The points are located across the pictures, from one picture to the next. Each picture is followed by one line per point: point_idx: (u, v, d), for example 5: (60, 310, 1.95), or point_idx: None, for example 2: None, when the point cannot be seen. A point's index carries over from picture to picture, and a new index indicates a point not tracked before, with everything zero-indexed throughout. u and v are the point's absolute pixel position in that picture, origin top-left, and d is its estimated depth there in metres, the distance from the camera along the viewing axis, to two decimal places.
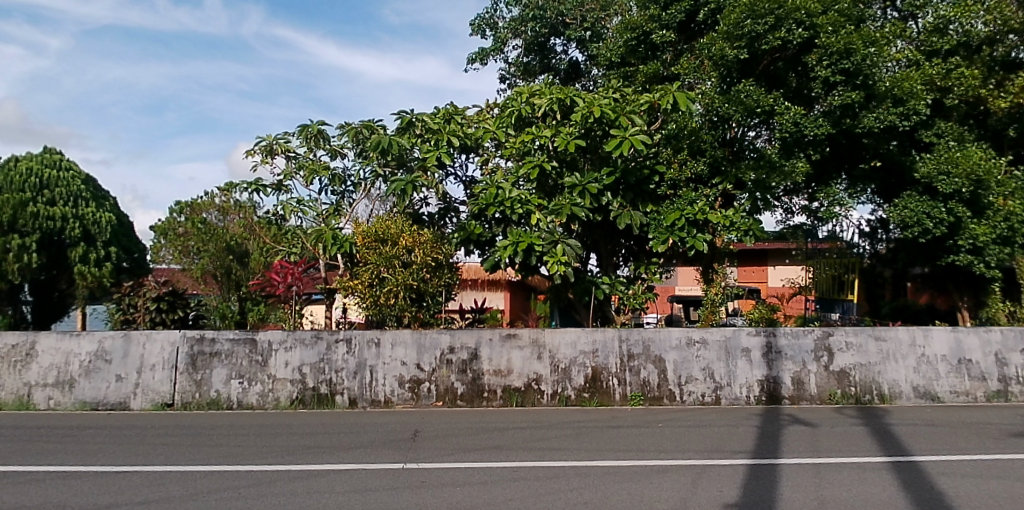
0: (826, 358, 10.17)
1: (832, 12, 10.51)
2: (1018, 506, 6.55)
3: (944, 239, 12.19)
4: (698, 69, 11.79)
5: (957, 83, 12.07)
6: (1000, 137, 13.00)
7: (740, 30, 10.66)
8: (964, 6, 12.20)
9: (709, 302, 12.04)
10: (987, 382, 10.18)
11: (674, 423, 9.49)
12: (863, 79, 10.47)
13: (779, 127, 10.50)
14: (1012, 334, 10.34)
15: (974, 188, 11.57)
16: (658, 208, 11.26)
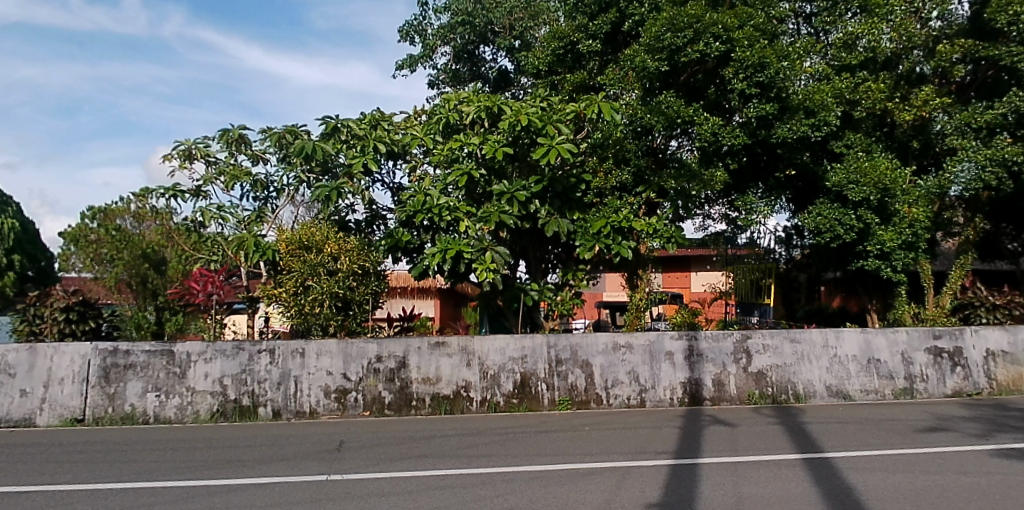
0: (745, 360, 10.54)
1: (748, 27, 10.89)
2: (918, 497, 6.94)
3: (855, 244, 12.88)
4: (622, 79, 12.05)
5: (864, 96, 12.78)
6: (906, 149, 14.02)
7: (661, 43, 10.90)
8: (869, 23, 12.89)
9: (633, 308, 12.27)
10: (894, 381, 10.74)
11: (600, 426, 9.65)
12: (776, 92, 11.01)
13: (698, 136, 10.91)
14: (917, 334, 10.96)
15: (882, 196, 12.21)
16: (585, 215, 11.40)
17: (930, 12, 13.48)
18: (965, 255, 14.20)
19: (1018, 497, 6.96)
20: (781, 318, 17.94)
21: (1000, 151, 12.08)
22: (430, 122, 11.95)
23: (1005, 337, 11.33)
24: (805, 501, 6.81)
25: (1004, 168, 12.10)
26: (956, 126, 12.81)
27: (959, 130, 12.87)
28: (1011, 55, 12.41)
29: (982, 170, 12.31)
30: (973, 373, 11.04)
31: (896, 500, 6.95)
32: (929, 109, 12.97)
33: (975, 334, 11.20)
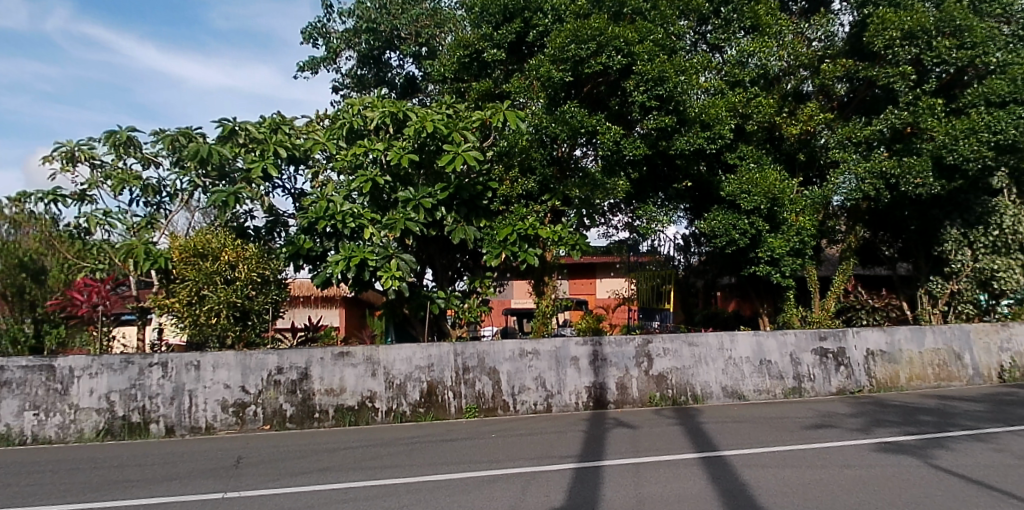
0: (646, 363, 10.92)
1: (648, 41, 11.19)
2: (803, 491, 7.30)
3: (747, 251, 13.63)
4: (528, 89, 12.30)
5: (756, 111, 13.29)
6: (793, 161, 15.05)
7: (565, 54, 11.17)
8: (761, 42, 13.57)
9: (540, 315, 12.55)
10: (784, 380, 11.37)
11: (506, 433, 9.77)
12: (674, 105, 11.35)
13: (600, 147, 11.18)
14: (804, 336, 11.66)
15: (771, 205, 12.94)
16: (491, 223, 11.78)
17: (814, 33, 14.56)
18: (846, 262, 15.86)
19: (892, 488, 7.44)
20: (680, 323, 18.62)
21: (878, 165, 13.34)
22: (333, 127, 11.87)
23: (882, 337, 12.24)
24: (700, 498, 7.05)
25: (880, 181, 13.34)
26: (838, 140, 14.08)
27: (841, 144, 14.13)
28: (886, 76, 13.52)
29: (862, 181, 13.53)
30: (855, 371, 11.82)
31: (783, 494, 7.30)
32: (814, 124, 13.95)
33: (855, 335, 12.02)
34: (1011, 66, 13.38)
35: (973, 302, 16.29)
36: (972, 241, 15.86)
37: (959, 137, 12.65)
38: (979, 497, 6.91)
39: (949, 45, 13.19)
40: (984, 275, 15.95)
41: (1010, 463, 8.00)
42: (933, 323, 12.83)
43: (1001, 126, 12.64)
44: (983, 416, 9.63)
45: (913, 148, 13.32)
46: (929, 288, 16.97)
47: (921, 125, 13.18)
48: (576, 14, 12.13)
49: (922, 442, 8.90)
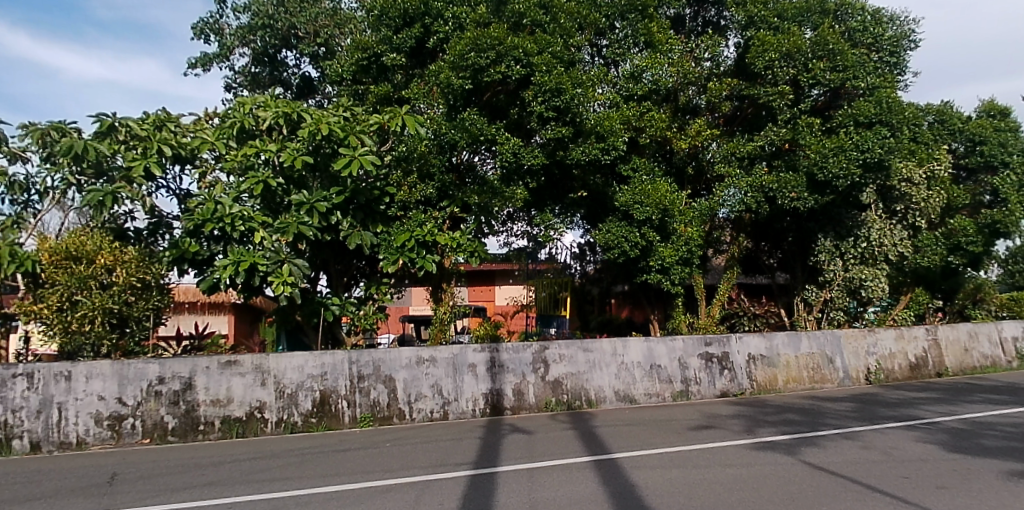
0: (543, 368, 11.45)
1: (546, 53, 11.47)
2: (688, 491, 7.57)
3: (639, 260, 14.18)
4: (427, 94, 12.38)
5: (648, 125, 13.91)
6: (683, 174, 15.71)
7: (464, 62, 11.22)
8: (653, 58, 13.98)
9: (437, 322, 13.04)
10: (673, 384, 12.25)
11: (400, 442, 9.79)
12: (571, 116, 11.73)
13: (501, 155, 11.45)
14: (691, 341, 12.63)
15: (662, 216, 13.44)
16: (389, 229, 11.85)
17: (703, 53, 15.06)
18: (732, 270, 17.02)
19: (769, 485, 7.82)
20: (576, 330, 19.94)
21: (759, 179, 14.47)
22: (223, 125, 11.58)
23: (762, 343, 13.41)
24: (591, 500, 7.15)
25: (761, 194, 14.51)
26: (723, 154, 14.95)
27: (726, 158, 15.01)
28: (767, 95, 14.47)
29: (744, 194, 14.69)
30: (737, 375, 12.90)
31: (670, 494, 7.53)
32: (702, 139, 14.69)
33: (739, 341, 13.14)
34: (877, 90, 14.83)
35: (843, 309, 18.16)
36: (842, 252, 17.53)
37: (828, 154, 13.84)
38: (845, 492, 7.37)
39: (824, 67, 14.30)
40: (853, 284, 17.76)
41: (872, 459, 8.61)
42: (809, 330, 14.13)
43: (868, 146, 13.85)
44: (849, 415, 10.37)
45: (793, 164, 14.51)
46: (806, 296, 18.85)
47: (799, 141, 14.33)
48: (475, 21, 12.20)
49: (796, 441, 9.43)
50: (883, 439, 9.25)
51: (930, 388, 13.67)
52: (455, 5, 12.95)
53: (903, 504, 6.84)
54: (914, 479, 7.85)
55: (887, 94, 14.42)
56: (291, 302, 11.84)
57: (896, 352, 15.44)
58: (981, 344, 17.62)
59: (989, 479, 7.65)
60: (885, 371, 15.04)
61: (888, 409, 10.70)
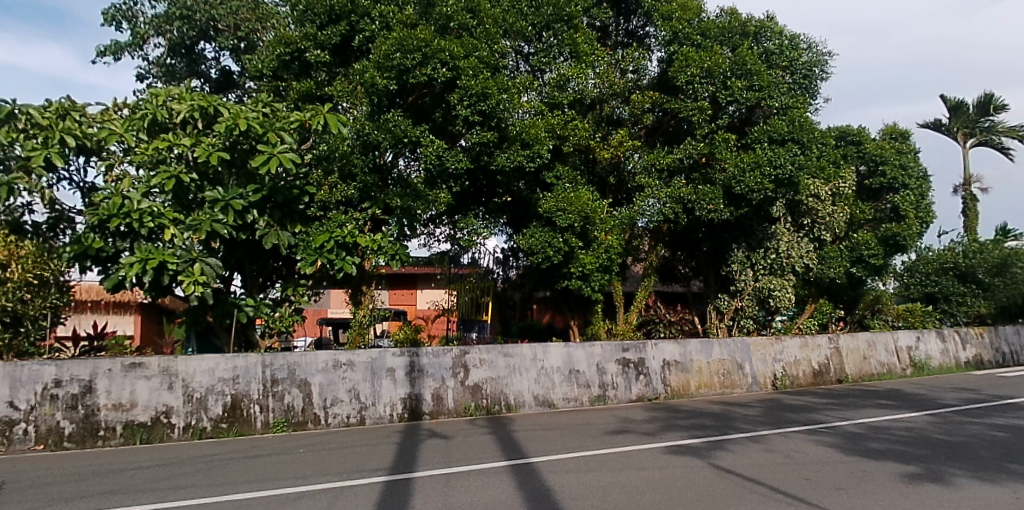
0: (462, 373, 11.69)
1: (472, 58, 11.76)
2: (602, 495, 7.64)
3: (562, 266, 14.60)
4: (351, 93, 12.39)
5: (572, 134, 14.22)
6: (605, 184, 16.14)
7: (390, 62, 11.34)
8: (578, 68, 14.28)
9: (356, 324, 13.25)
10: (590, 389, 12.77)
11: (314, 447, 9.60)
12: (496, 121, 12.14)
13: (423, 157, 11.69)
14: (609, 347, 13.21)
15: (584, 224, 13.88)
16: (307, 229, 11.97)
17: (628, 64, 15.53)
18: (648, 278, 17.78)
19: (679, 488, 8.00)
20: (497, 334, 20.29)
21: (678, 191, 14.87)
22: (133, 117, 11.53)
23: (676, 350, 14.18)
24: (506, 504, 7.12)
25: (678, 205, 14.90)
26: (644, 165, 15.31)
27: (646, 169, 15.40)
28: (687, 110, 14.95)
29: (663, 205, 15.03)
30: (653, 380, 13.56)
31: (584, 497, 7.59)
32: (623, 150, 15.11)
33: (655, 347, 13.83)
34: (790, 110, 15.71)
35: (752, 317, 19.14)
36: (753, 262, 18.46)
37: (746, 169, 14.55)
38: (750, 493, 7.62)
39: (740, 86, 14.91)
40: (762, 293, 18.74)
41: (776, 461, 8.94)
42: (720, 338, 14.98)
43: (781, 162, 14.71)
44: (756, 420, 10.78)
45: (709, 178, 15.13)
46: (718, 304, 19.58)
47: (716, 156, 14.99)
48: (402, 22, 12.17)
49: (705, 444, 9.72)
50: (787, 443, 9.64)
51: (830, 394, 14.46)
52: (383, 4, 12.89)
53: (804, 505, 7.12)
54: (815, 480, 8.20)
55: (800, 114, 15.33)
56: (203, 303, 11.91)
57: (801, 359, 16.33)
58: (878, 352, 18.63)
59: (881, 480, 8.09)
60: (790, 378, 15.95)
61: (792, 414, 11.19)
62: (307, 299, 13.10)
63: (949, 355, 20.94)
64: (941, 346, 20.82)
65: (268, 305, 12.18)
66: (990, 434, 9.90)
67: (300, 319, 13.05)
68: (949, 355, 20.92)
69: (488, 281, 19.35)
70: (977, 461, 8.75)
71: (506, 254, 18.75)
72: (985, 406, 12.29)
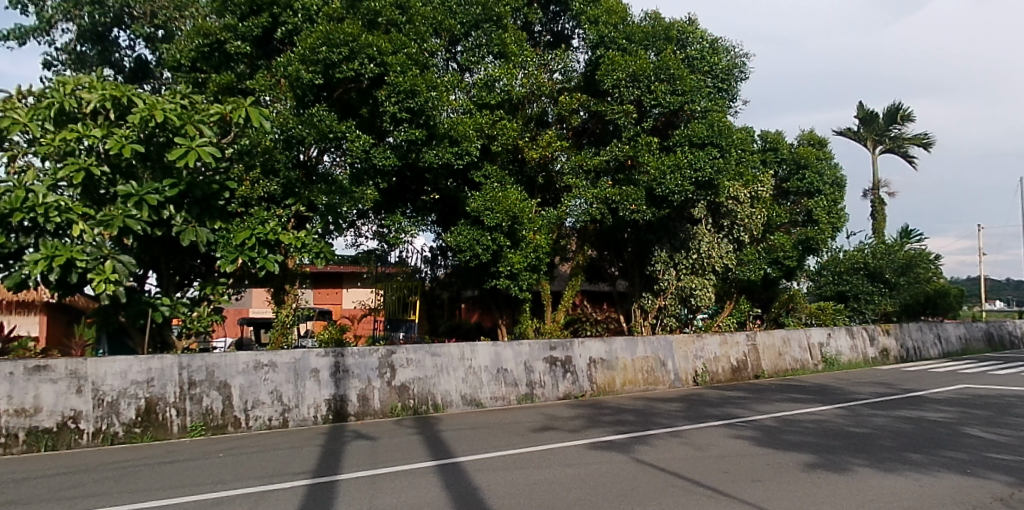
0: (389, 373, 11.62)
1: (400, 54, 12.16)
2: (529, 492, 7.65)
3: (490, 265, 14.86)
4: (274, 87, 12.64)
5: (500, 133, 14.29)
6: (533, 183, 16.32)
7: (316, 56, 11.76)
8: (505, 68, 14.32)
9: (279, 325, 13.41)
10: (518, 388, 12.93)
11: (234, 452, 9.29)
12: (424, 119, 12.60)
13: (350, 152, 12.31)
14: (536, 346, 13.45)
15: (511, 223, 14.18)
16: (227, 225, 11.82)
17: (557, 66, 15.84)
18: (576, 277, 18.18)
19: (604, 483, 8.10)
20: (425, 333, 20.38)
21: (604, 192, 15.17)
22: (37, 105, 10.93)
23: (603, 347, 14.55)
24: (433, 505, 7.03)
25: (604, 206, 15.22)
26: (571, 167, 15.55)
27: (574, 170, 15.61)
28: (614, 112, 15.28)
29: (590, 206, 15.35)
30: (579, 378, 13.86)
31: (511, 495, 7.58)
32: (552, 150, 15.34)
33: (581, 346, 14.15)
34: (710, 114, 16.11)
35: (675, 315, 19.74)
36: (675, 262, 19.07)
37: (666, 172, 15.09)
38: (672, 487, 7.79)
39: (664, 90, 15.33)
40: (684, 293, 19.37)
41: (695, 455, 9.19)
42: (644, 336, 15.45)
43: (700, 165, 15.44)
44: (677, 415, 11.08)
45: (633, 179, 15.37)
46: (642, 303, 20.15)
47: (639, 159, 15.19)
48: (328, 15, 12.57)
49: (629, 440, 9.92)
50: (706, 437, 9.93)
51: (746, 388, 15.04)
52: None
53: (723, 497, 7.33)
54: (732, 473, 8.47)
55: (719, 118, 15.83)
56: (116, 301, 11.54)
57: (720, 355, 16.95)
58: (792, 348, 19.44)
59: (794, 471, 8.42)
60: (710, 374, 16.53)
61: (712, 409, 11.55)
62: (226, 298, 12.94)
63: (858, 351, 22.03)
64: (850, 342, 21.88)
65: (186, 304, 11.91)
66: (895, 425, 10.48)
67: (219, 318, 12.81)
68: (858, 351, 22.01)
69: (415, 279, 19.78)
70: (881, 451, 9.23)
71: (435, 252, 18.98)
72: (889, 399, 13.02)
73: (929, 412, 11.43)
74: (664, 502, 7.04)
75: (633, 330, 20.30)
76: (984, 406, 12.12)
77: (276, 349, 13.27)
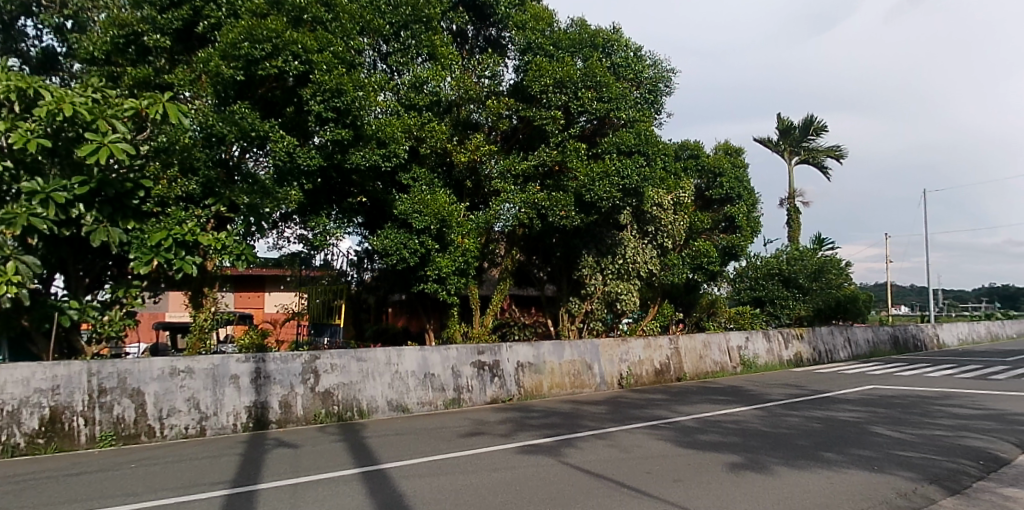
0: (313, 379, 11.40)
1: (326, 52, 12.38)
2: (455, 497, 7.56)
3: (419, 269, 15.38)
4: (194, 83, 12.81)
5: (429, 136, 14.54)
6: (462, 187, 16.51)
7: (237, 51, 11.77)
8: (434, 70, 14.49)
9: (197, 330, 13.42)
10: (445, 392, 12.93)
11: (147, 462, 8.87)
12: (350, 119, 12.91)
13: (274, 153, 12.23)
14: (463, 351, 13.55)
15: (440, 226, 14.68)
16: (142, 226, 11.48)
17: (484, 70, 15.88)
18: (504, 282, 18.30)
19: (529, 486, 8.12)
20: (350, 338, 21.33)
21: (532, 197, 15.57)
22: None
23: (530, 352, 14.78)
24: None
25: (534, 210, 15.57)
26: (500, 170, 15.71)
27: (503, 174, 15.73)
28: (541, 118, 15.52)
29: (519, 210, 15.56)
30: (506, 382, 14.00)
31: (436, 500, 7.48)
32: (480, 154, 15.46)
33: (509, 349, 14.36)
34: (636, 123, 16.62)
35: (601, 319, 20.32)
36: (602, 267, 19.41)
37: (595, 179, 15.38)
38: (595, 489, 7.88)
39: (591, 97, 15.56)
40: (611, 297, 19.79)
41: (620, 456, 9.33)
42: (571, 340, 15.77)
43: (627, 173, 15.76)
44: (603, 417, 11.25)
45: (561, 185, 15.79)
46: (570, 307, 20.71)
47: (567, 164, 15.62)
48: (251, 10, 12.39)
49: (555, 442, 9.99)
50: (629, 438, 10.12)
51: (669, 391, 15.44)
52: None
53: (645, 497, 7.46)
54: (654, 474, 8.64)
55: (645, 127, 16.40)
56: (16, 305, 10.92)
57: (644, 359, 17.41)
58: (711, 351, 20.06)
59: (714, 470, 8.66)
60: (635, 377, 16.98)
61: (636, 411, 11.82)
62: (139, 301, 12.58)
63: (775, 353, 22.95)
64: (766, 345, 22.69)
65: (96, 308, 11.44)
66: (806, 425, 10.94)
67: (132, 321, 12.46)
68: (774, 354, 22.86)
69: (341, 282, 21.00)
70: (795, 450, 9.60)
71: (361, 255, 19.36)
72: (804, 399, 13.57)
73: (840, 412, 11.96)
74: (588, 504, 7.09)
75: (561, 334, 20.83)
76: (889, 406, 12.81)
77: (192, 355, 13.28)
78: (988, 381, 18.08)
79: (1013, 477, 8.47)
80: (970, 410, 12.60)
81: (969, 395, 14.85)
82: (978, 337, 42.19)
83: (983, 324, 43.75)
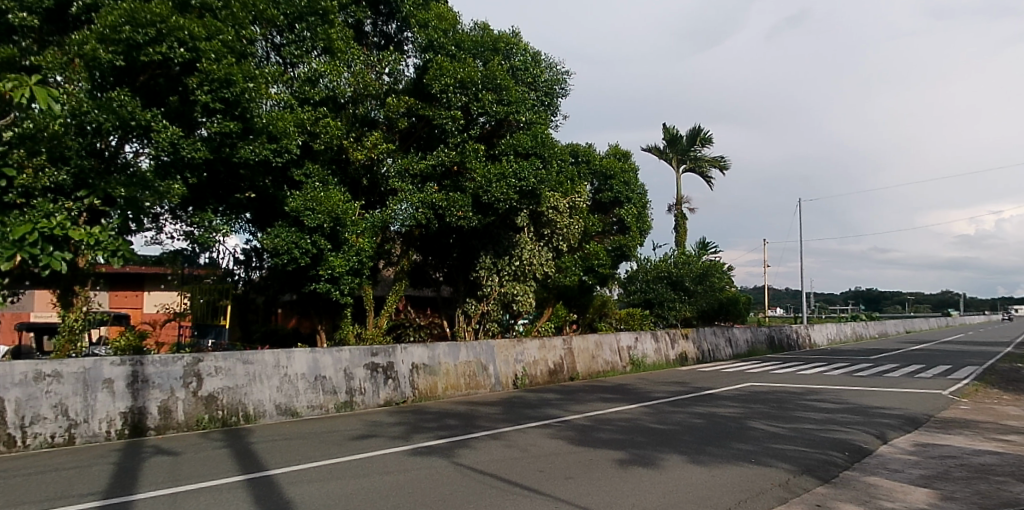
0: (195, 383, 10.92)
1: (215, 40, 12.10)
2: (345, 501, 7.38)
3: (311, 268, 15.25)
4: (66, 66, 11.96)
5: (323, 131, 14.49)
6: (357, 185, 16.49)
7: (118, 35, 11.45)
8: (331, 66, 14.47)
9: (67, 332, 12.98)
10: (336, 395, 12.71)
11: (6, 474, 8.14)
12: (240, 110, 12.63)
13: (156, 143, 12.18)
14: (356, 352, 13.38)
15: (333, 224, 14.63)
16: (3, 219, 10.74)
17: (384, 68, 16.00)
18: (399, 282, 18.38)
19: (419, 488, 8.07)
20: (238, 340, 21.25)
21: (429, 197, 15.63)
22: None
23: (425, 352, 14.82)
24: None
25: (430, 210, 15.71)
26: (398, 169, 15.81)
27: (400, 174, 15.88)
28: (440, 117, 15.57)
29: (415, 210, 15.67)
30: (400, 383, 13.94)
31: (324, 504, 7.28)
32: (377, 152, 15.51)
33: (403, 351, 14.33)
34: (534, 126, 16.91)
35: (497, 321, 20.77)
36: (499, 269, 19.66)
37: (491, 180, 15.65)
38: (487, 489, 7.93)
39: (491, 99, 15.71)
40: (506, 298, 20.22)
41: (514, 456, 9.42)
42: (466, 341, 15.93)
43: (523, 175, 16.06)
44: (498, 418, 11.36)
45: (460, 186, 16.04)
46: (466, 308, 20.83)
47: (466, 165, 15.84)
48: None
49: (450, 444, 9.97)
50: (522, 438, 10.27)
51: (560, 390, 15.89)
52: None
53: (537, 495, 7.55)
54: (545, 471, 8.79)
55: (541, 130, 16.74)
56: None
57: (538, 358, 17.77)
58: (603, 351, 20.70)
59: (604, 467, 8.89)
60: (530, 377, 17.32)
61: (530, 410, 12.02)
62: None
63: (664, 352, 24.02)
64: (654, 344, 23.64)
65: None
66: (690, 421, 11.47)
67: None
68: (662, 353, 23.88)
69: (228, 282, 20.77)
70: (677, 445, 10.03)
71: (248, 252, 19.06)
72: (687, 397, 14.28)
73: (721, 408, 12.64)
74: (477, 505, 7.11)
75: (457, 334, 20.93)
76: (764, 401, 13.65)
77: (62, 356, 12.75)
78: (854, 377, 19.64)
79: (874, 466, 9.20)
80: (836, 404, 13.63)
81: (837, 391, 16.07)
82: (847, 336, 45.88)
83: (851, 324, 47.56)
